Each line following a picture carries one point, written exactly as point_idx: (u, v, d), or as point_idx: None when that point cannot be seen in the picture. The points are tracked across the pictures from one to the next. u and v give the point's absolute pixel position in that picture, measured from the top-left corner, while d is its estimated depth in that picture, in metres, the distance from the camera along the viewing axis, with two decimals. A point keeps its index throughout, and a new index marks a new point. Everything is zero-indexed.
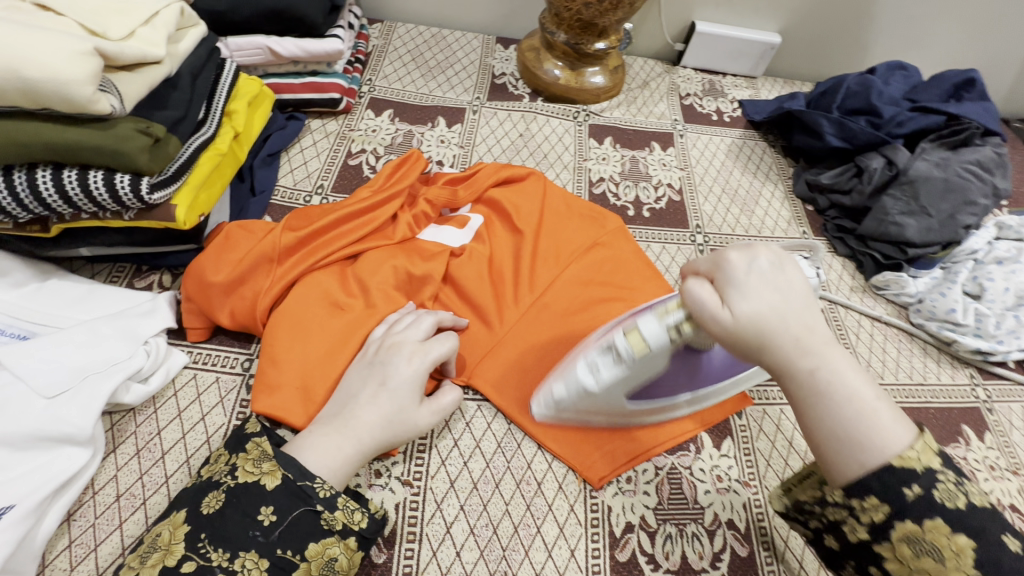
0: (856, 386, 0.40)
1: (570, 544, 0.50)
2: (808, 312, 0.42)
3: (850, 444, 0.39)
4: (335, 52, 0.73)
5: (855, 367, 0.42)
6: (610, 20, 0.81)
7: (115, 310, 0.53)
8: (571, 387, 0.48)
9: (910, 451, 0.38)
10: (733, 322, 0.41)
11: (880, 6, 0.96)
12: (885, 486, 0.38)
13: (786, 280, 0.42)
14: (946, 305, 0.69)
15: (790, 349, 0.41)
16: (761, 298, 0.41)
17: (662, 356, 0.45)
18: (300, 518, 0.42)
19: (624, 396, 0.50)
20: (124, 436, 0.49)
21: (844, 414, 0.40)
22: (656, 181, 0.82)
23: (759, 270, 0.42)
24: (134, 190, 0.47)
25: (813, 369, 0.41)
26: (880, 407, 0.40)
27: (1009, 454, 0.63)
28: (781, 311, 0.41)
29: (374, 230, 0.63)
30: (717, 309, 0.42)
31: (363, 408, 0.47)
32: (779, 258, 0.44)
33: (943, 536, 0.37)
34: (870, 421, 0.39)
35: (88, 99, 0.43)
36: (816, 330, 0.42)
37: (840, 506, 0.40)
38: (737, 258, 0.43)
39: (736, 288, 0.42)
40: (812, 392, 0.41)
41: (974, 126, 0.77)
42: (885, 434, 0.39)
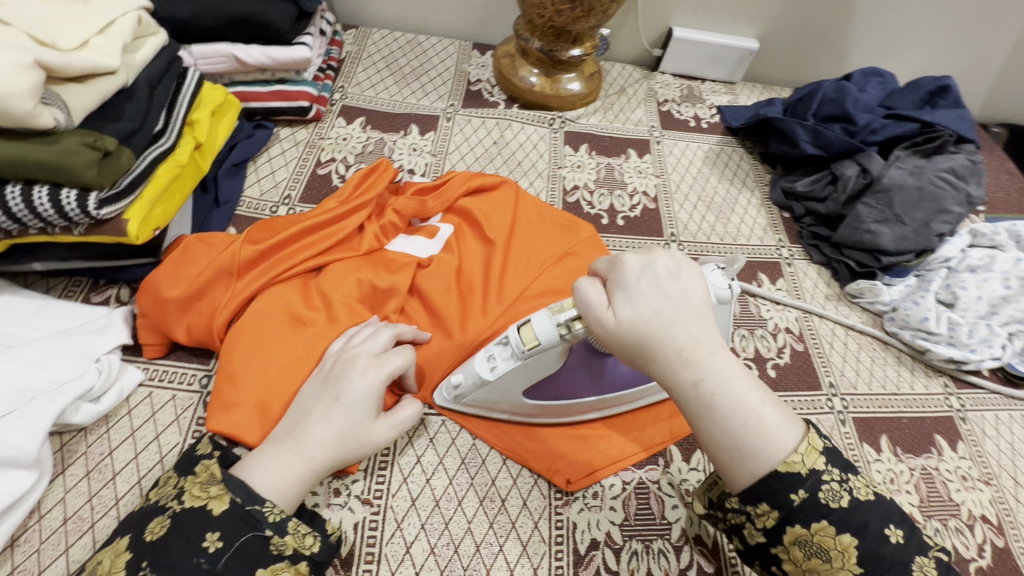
0: (741, 395, 0.40)
1: (533, 563, 0.49)
2: (697, 321, 0.42)
3: (741, 456, 0.39)
4: (302, 60, 0.72)
5: (747, 377, 0.41)
6: (583, 27, 0.80)
7: (67, 326, 0.52)
8: (468, 375, 0.52)
9: (795, 456, 0.38)
10: (615, 322, 0.42)
11: (857, 11, 0.96)
12: (773, 493, 0.38)
13: (678, 285, 0.43)
14: (919, 314, 0.69)
15: (672, 358, 0.40)
16: (644, 300, 0.42)
17: (553, 353, 0.48)
18: (247, 544, 0.40)
19: (520, 388, 0.52)
20: (74, 456, 0.48)
21: (729, 424, 0.39)
22: (631, 189, 0.81)
23: (652, 274, 0.43)
24: (81, 206, 0.46)
25: (697, 380, 0.40)
26: (766, 412, 0.39)
27: (981, 464, 0.63)
28: (666, 317, 0.41)
29: (340, 241, 0.62)
30: (602, 309, 0.43)
31: (316, 426, 0.46)
32: (677, 266, 0.44)
33: (829, 536, 0.38)
34: (760, 429, 0.39)
35: (29, 113, 0.43)
36: (702, 340, 0.41)
37: (738, 512, 0.41)
38: (633, 261, 0.44)
39: (625, 291, 0.42)
40: (697, 404, 0.40)
41: (948, 134, 0.76)
42: (770, 440, 0.39)
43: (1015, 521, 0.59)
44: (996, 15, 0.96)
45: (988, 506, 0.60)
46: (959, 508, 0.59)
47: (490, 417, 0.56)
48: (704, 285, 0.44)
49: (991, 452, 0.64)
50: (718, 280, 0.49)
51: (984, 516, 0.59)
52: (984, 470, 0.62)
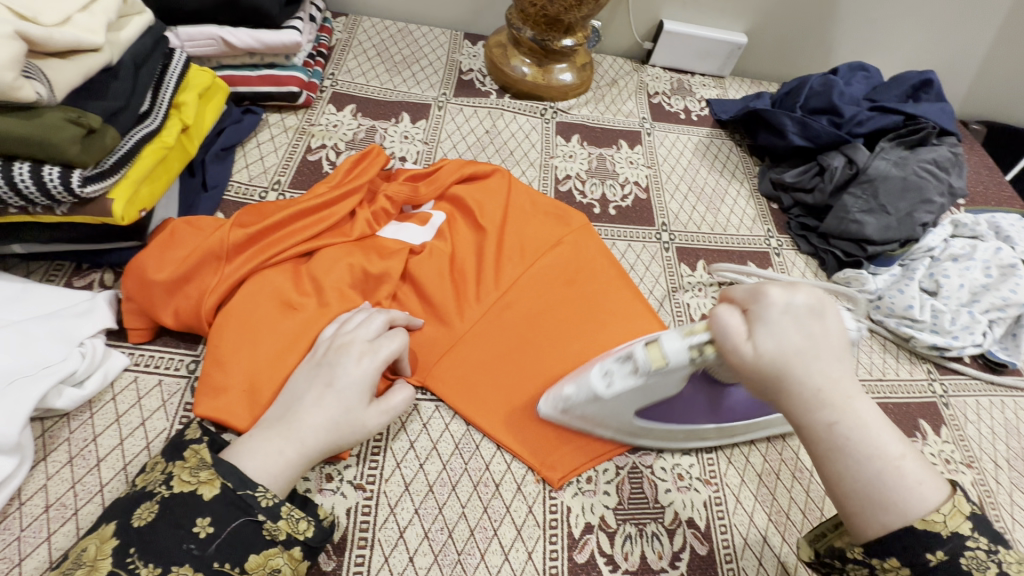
0: (880, 444, 0.39)
1: (527, 546, 0.49)
2: (836, 363, 0.41)
3: (874, 504, 0.38)
4: (292, 45, 0.71)
5: (885, 423, 0.40)
6: (575, 16, 0.81)
7: (50, 310, 0.50)
8: (581, 389, 0.49)
9: (934, 514, 0.38)
10: (755, 354, 0.41)
11: (842, 7, 0.98)
12: (906, 548, 0.38)
13: (820, 323, 0.42)
14: (904, 302, 0.70)
15: (807, 398, 0.40)
16: (785, 334, 0.41)
17: (677, 376, 0.46)
18: (240, 529, 0.40)
19: (633, 408, 0.50)
20: (56, 443, 0.47)
21: (866, 471, 0.39)
22: (623, 179, 0.82)
23: (794, 310, 0.42)
24: (64, 183, 0.45)
25: (831, 422, 0.40)
26: (904, 465, 0.39)
27: (964, 447, 0.64)
28: (806, 355, 0.41)
29: (331, 227, 0.61)
30: (740, 340, 0.42)
31: (308, 411, 0.46)
32: (820, 304, 0.43)
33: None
34: (898, 481, 0.38)
35: (9, 85, 0.41)
36: (840, 383, 0.40)
37: (860, 564, 0.41)
38: (776, 294, 0.43)
39: (765, 324, 0.42)
40: (829, 446, 0.40)
41: (930, 126, 0.78)
42: (908, 492, 0.38)
43: (996, 501, 0.61)
44: (976, 13, 0.98)
45: (971, 488, 0.61)
46: None
47: (593, 434, 0.54)
48: (841, 325, 0.43)
49: (972, 436, 0.65)
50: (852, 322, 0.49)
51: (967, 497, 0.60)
52: (966, 454, 0.64)
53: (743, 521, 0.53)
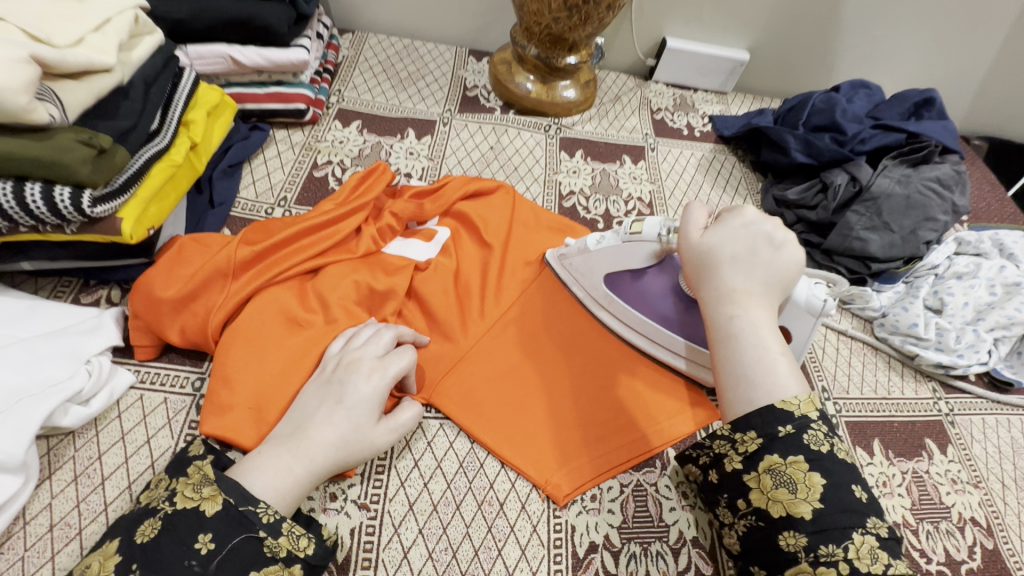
0: (765, 343, 0.43)
1: (531, 566, 0.49)
2: (763, 276, 0.46)
3: (744, 383, 0.42)
4: (300, 62, 0.72)
5: (776, 331, 0.45)
6: (579, 35, 0.81)
7: (57, 328, 0.51)
8: (579, 243, 0.63)
9: (793, 398, 0.41)
10: (698, 240, 0.50)
11: (844, 25, 0.99)
12: (763, 423, 0.40)
13: (768, 245, 0.47)
14: (909, 320, 0.71)
15: (721, 291, 0.46)
16: (731, 241, 0.48)
17: (644, 251, 0.58)
18: (240, 546, 0.39)
19: (605, 268, 0.62)
20: (61, 461, 0.47)
21: (746, 356, 0.43)
22: (626, 195, 0.82)
23: (752, 227, 0.49)
24: (74, 203, 0.45)
25: (732, 314, 0.45)
26: (780, 361, 0.43)
27: (970, 467, 0.64)
28: (737, 261, 0.47)
29: (338, 242, 0.62)
30: (694, 229, 0.51)
31: (318, 428, 0.46)
32: (783, 238, 0.48)
33: (801, 471, 0.39)
34: (769, 370, 0.42)
35: (24, 108, 0.42)
36: (755, 291, 0.46)
37: (724, 439, 0.43)
38: (746, 213, 0.50)
39: (720, 226, 0.50)
40: (723, 333, 0.45)
41: (933, 144, 0.78)
42: (775, 381, 0.42)
43: (1004, 523, 0.60)
44: (976, 32, 0.99)
45: (978, 508, 0.61)
46: (949, 511, 0.60)
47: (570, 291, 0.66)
48: (795, 265, 0.48)
49: (979, 456, 0.65)
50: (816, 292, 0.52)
51: (974, 518, 0.60)
52: (973, 474, 0.64)
53: None
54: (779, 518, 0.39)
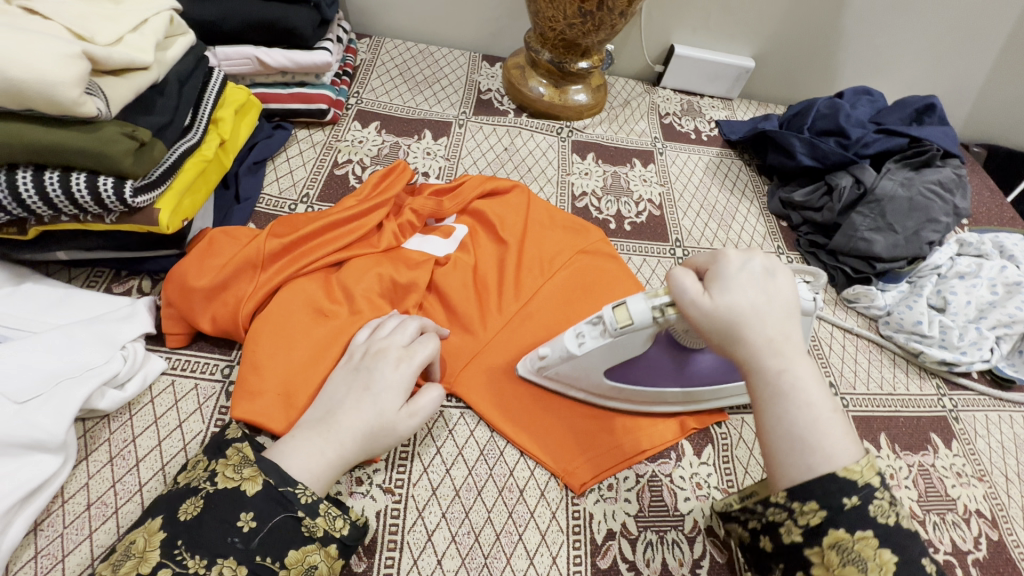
0: (814, 401, 0.41)
1: (552, 551, 0.50)
2: (787, 321, 0.44)
3: (802, 449, 0.39)
4: (323, 64, 0.74)
5: (819, 379, 0.42)
6: (592, 41, 0.84)
7: (92, 315, 0.52)
8: (555, 348, 0.55)
9: (855, 464, 0.38)
10: (712, 304, 0.44)
11: (847, 35, 1.02)
12: (825, 493, 0.38)
13: (774, 285, 0.45)
14: (913, 318, 0.72)
15: (758, 346, 0.42)
16: (744, 291, 0.44)
17: (642, 338, 0.51)
18: (280, 524, 0.41)
19: (603, 368, 0.54)
20: (97, 443, 0.48)
21: (800, 418, 0.40)
22: (637, 197, 0.84)
23: (751, 270, 0.46)
24: (117, 193, 0.47)
25: (780, 369, 0.41)
26: (834, 420, 0.40)
27: (975, 461, 0.66)
28: (760, 311, 0.43)
29: (361, 237, 0.63)
30: (700, 294, 0.45)
31: (348, 413, 0.47)
32: (773, 267, 0.47)
33: (870, 547, 0.37)
34: (825, 432, 0.40)
35: (74, 101, 0.44)
36: (790, 337, 0.43)
37: (781, 508, 0.40)
38: (735, 257, 0.47)
39: (723, 280, 0.45)
40: (772, 392, 0.41)
41: (935, 148, 0.80)
42: (833, 445, 0.39)
43: (1008, 515, 0.62)
44: (974, 43, 1.02)
45: (982, 501, 0.62)
46: (955, 502, 0.61)
47: (569, 395, 0.59)
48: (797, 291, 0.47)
49: (983, 450, 0.67)
50: (806, 294, 0.54)
51: (979, 510, 0.61)
52: (977, 467, 0.65)
53: None
54: None
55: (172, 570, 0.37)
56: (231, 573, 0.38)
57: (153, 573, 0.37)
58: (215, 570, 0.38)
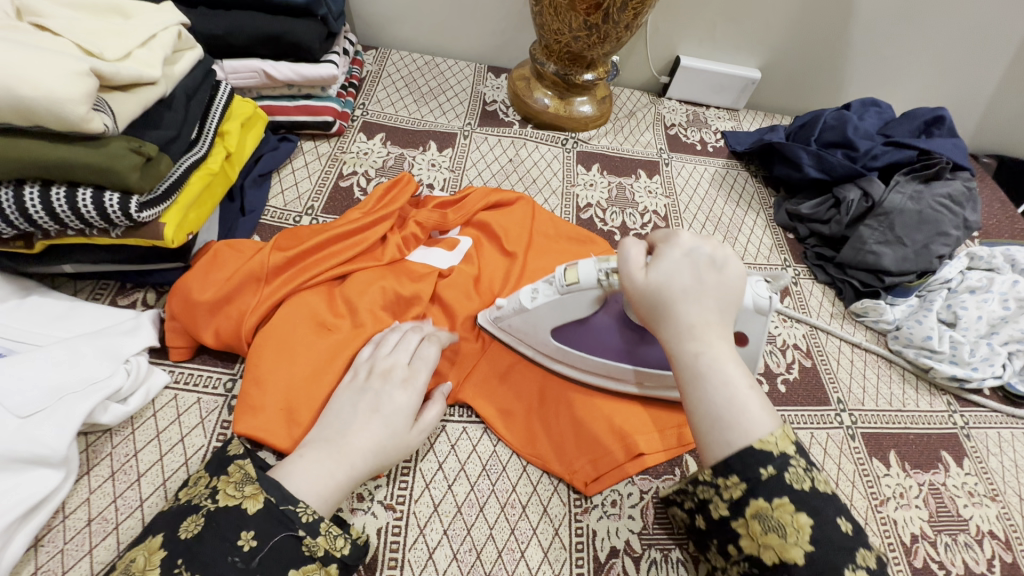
0: (732, 381, 0.43)
1: (554, 569, 0.49)
2: (717, 307, 0.46)
3: (718, 425, 0.42)
4: (329, 77, 0.75)
5: (742, 365, 0.44)
6: (597, 53, 0.84)
7: (96, 328, 0.52)
8: (511, 302, 0.58)
9: (770, 437, 0.41)
10: (645, 281, 0.48)
11: (854, 46, 1.01)
12: (743, 465, 0.40)
13: (712, 272, 0.47)
14: (923, 333, 0.71)
15: (681, 327, 0.45)
16: (678, 273, 0.47)
17: (587, 300, 0.54)
18: (281, 544, 0.41)
19: (550, 324, 0.57)
20: (99, 457, 0.48)
21: (715, 397, 0.42)
22: (642, 208, 0.84)
23: (693, 256, 0.48)
24: (123, 208, 0.48)
25: (697, 351, 0.44)
26: (750, 398, 0.42)
27: (987, 480, 0.64)
28: (688, 293, 0.46)
29: (364, 250, 0.63)
30: (637, 269, 0.49)
31: (356, 434, 0.47)
32: (722, 259, 0.48)
33: (788, 513, 0.39)
34: (740, 409, 0.42)
35: (82, 118, 0.44)
36: (714, 323, 0.45)
37: (709, 485, 0.42)
38: (681, 242, 0.49)
39: (661, 262, 0.48)
40: (692, 372, 0.44)
41: (945, 161, 0.78)
42: (748, 420, 0.42)
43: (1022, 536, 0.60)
44: (984, 53, 1.01)
45: (995, 521, 0.61)
46: (967, 523, 0.60)
47: (518, 349, 0.61)
48: (741, 282, 0.48)
49: (995, 469, 0.65)
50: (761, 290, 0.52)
51: (992, 531, 0.60)
52: (990, 487, 0.64)
53: None
54: (771, 565, 0.38)
55: None
56: None
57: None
58: None
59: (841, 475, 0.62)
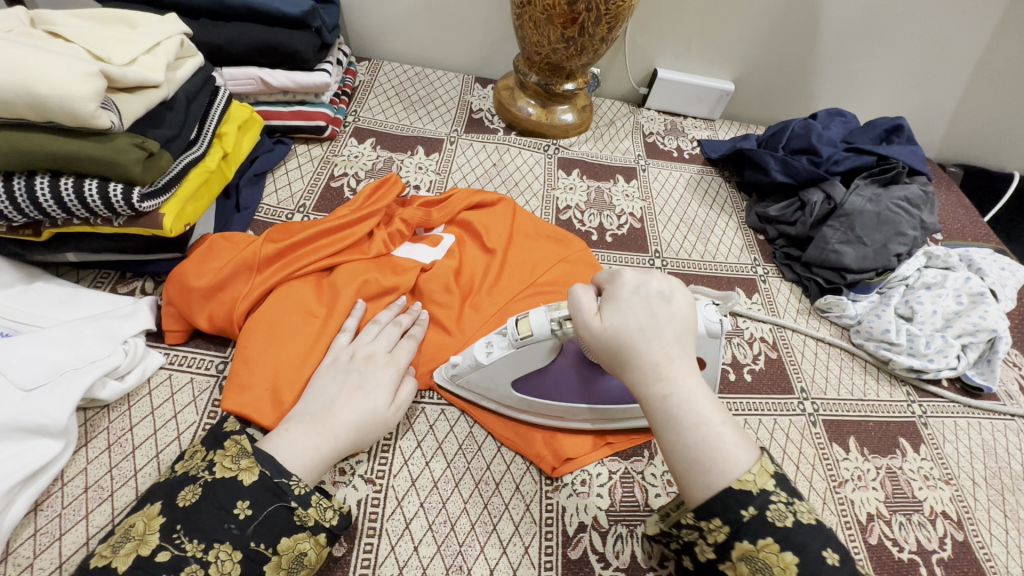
0: (704, 414, 0.42)
1: (524, 541, 0.52)
2: (675, 341, 0.45)
3: (697, 467, 0.41)
4: (322, 84, 0.80)
5: (711, 398, 0.44)
6: (575, 64, 0.89)
7: (97, 312, 0.56)
8: (466, 357, 0.58)
9: (748, 474, 0.41)
10: (601, 326, 0.47)
11: (822, 60, 1.07)
12: (725, 507, 0.40)
13: (665, 309, 0.47)
14: (881, 326, 0.75)
15: (646, 370, 0.44)
16: (632, 314, 0.46)
17: (542, 349, 0.54)
18: (274, 514, 0.44)
19: (509, 378, 0.57)
20: (96, 431, 0.51)
21: (689, 439, 0.42)
22: (619, 211, 0.88)
23: (643, 292, 0.47)
24: (126, 198, 0.52)
25: (665, 394, 0.43)
26: (724, 432, 0.42)
27: (942, 465, 0.67)
28: (647, 333, 0.45)
29: (351, 245, 0.67)
30: (591, 315, 0.48)
31: (341, 410, 0.51)
32: (670, 289, 0.48)
33: (773, 553, 0.39)
34: (717, 446, 0.41)
35: (90, 114, 0.48)
36: (676, 358, 0.44)
37: (692, 529, 0.43)
38: (630, 279, 0.49)
39: (613, 304, 0.47)
40: (665, 417, 0.43)
41: (901, 166, 0.84)
42: (727, 457, 0.41)
43: (974, 517, 0.63)
44: (945, 67, 1.07)
45: (949, 503, 0.64)
46: (921, 504, 0.63)
47: (482, 406, 0.60)
48: (691, 311, 0.48)
49: (951, 454, 0.69)
50: (710, 315, 0.53)
51: (945, 512, 0.63)
52: (945, 471, 0.67)
53: None
54: None
55: (171, 553, 0.40)
56: (227, 557, 0.41)
57: (153, 554, 0.40)
58: (212, 554, 0.41)
59: (801, 459, 0.65)
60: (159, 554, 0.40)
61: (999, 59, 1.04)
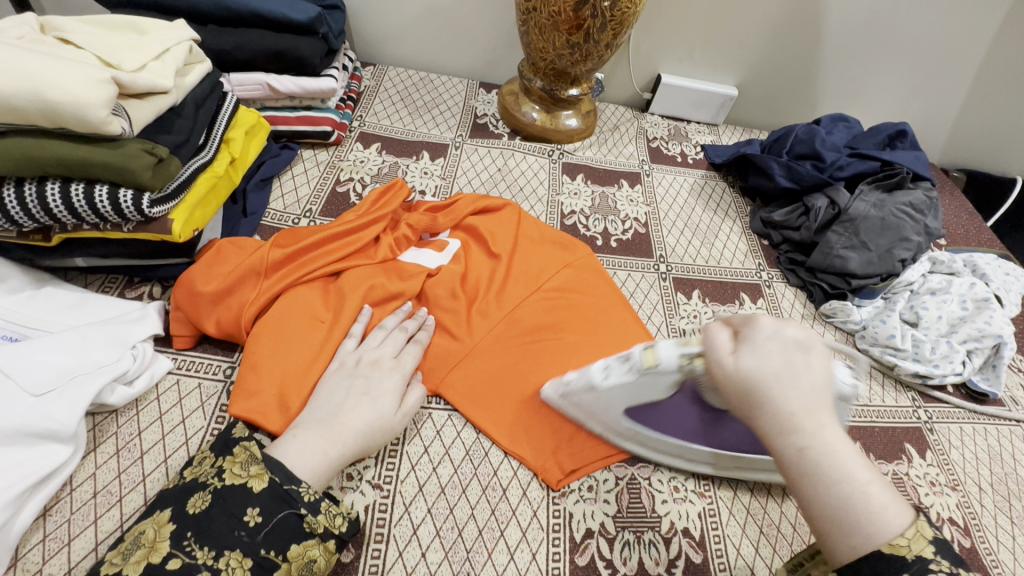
0: (848, 469, 0.37)
1: (531, 548, 0.52)
2: (815, 393, 0.40)
3: (839, 527, 0.36)
4: (328, 89, 0.80)
5: (858, 453, 0.38)
6: (580, 70, 0.89)
7: (105, 317, 0.56)
8: (581, 377, 0.55)
9: (901, 538, 0.35)
10: (733, 367, 0.42)
11: (825, 66, 1.08)
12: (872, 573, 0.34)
13: (804, 358, 0.41)
14: (886, 332, 0.75)
15: (780, 418, 0.39)
16: (767, 356, 0.41)
17: (664, 381, 0.52)
18: (285, 520, 0.44)
19: (622, 405, 0.55)
20: (105, 436, 0.52)
21: (831, 497, 0.36)
22: (623, 216, 0.88)
23: (780, 339, 0.43)
24: (136, 204, 0.52)
25: (803, 446, 0.38)
26: (872, 491, 0.36)
27: (948, 471, 0.67)
28: (782, 379, 0.40)
29: (357, 250, 0.67)
30: (725, 353, 0.44)
31: (348, 415, 0.51)
32: (809, 341, 0.43)
33: None
34: (864, 506, 0.36)
35: (101, 120, 0.49)
36: (814, 409, 0.39)
37: None
38: (766, 324, 0.44)
39: (749, 346, 0.43)
40: (800, 472, 0.37)
41: (905, 172, 0.84)
42: (877, 518, 0.35)
43: (981, 523, 0.63)
44: (949, 73, 1.07)
45: (955, 509, 0.63)
46: (928, 511, 0.63)
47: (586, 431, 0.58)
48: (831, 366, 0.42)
49: (956, 460, 0.68)
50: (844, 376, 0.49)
51: (952, 519, 0.63)
52: (951, 477, 0.67)
53: (736, 532, 0.56)
54: None
55: (182, 560, 0.40)
56: (237, 565, 0.41)
57: (164, 562, 0.40)
58: (222, 562, 0.41)
59: None
60: (170, 561, 0.40)
61: (1003, 64, 1.04)
